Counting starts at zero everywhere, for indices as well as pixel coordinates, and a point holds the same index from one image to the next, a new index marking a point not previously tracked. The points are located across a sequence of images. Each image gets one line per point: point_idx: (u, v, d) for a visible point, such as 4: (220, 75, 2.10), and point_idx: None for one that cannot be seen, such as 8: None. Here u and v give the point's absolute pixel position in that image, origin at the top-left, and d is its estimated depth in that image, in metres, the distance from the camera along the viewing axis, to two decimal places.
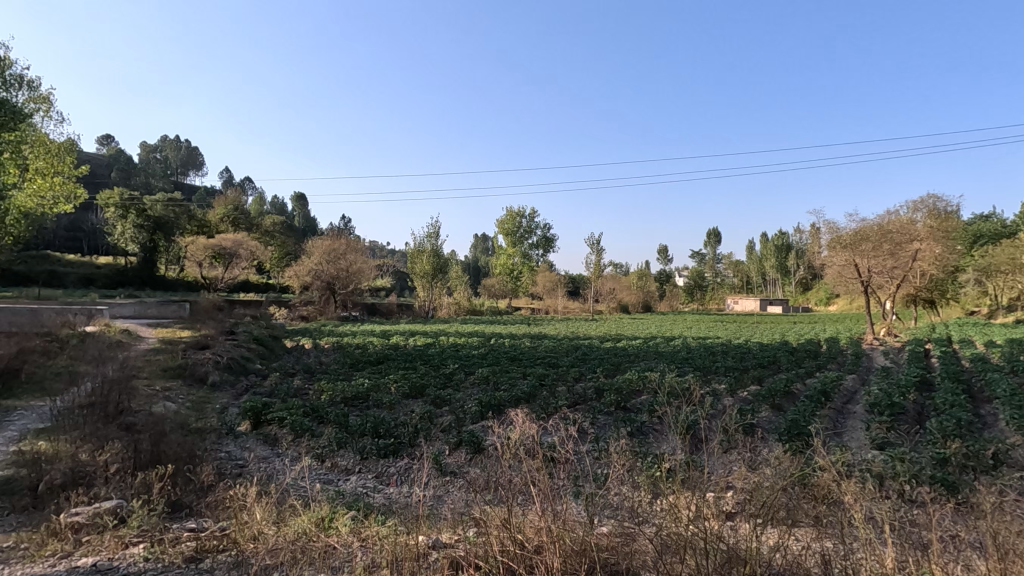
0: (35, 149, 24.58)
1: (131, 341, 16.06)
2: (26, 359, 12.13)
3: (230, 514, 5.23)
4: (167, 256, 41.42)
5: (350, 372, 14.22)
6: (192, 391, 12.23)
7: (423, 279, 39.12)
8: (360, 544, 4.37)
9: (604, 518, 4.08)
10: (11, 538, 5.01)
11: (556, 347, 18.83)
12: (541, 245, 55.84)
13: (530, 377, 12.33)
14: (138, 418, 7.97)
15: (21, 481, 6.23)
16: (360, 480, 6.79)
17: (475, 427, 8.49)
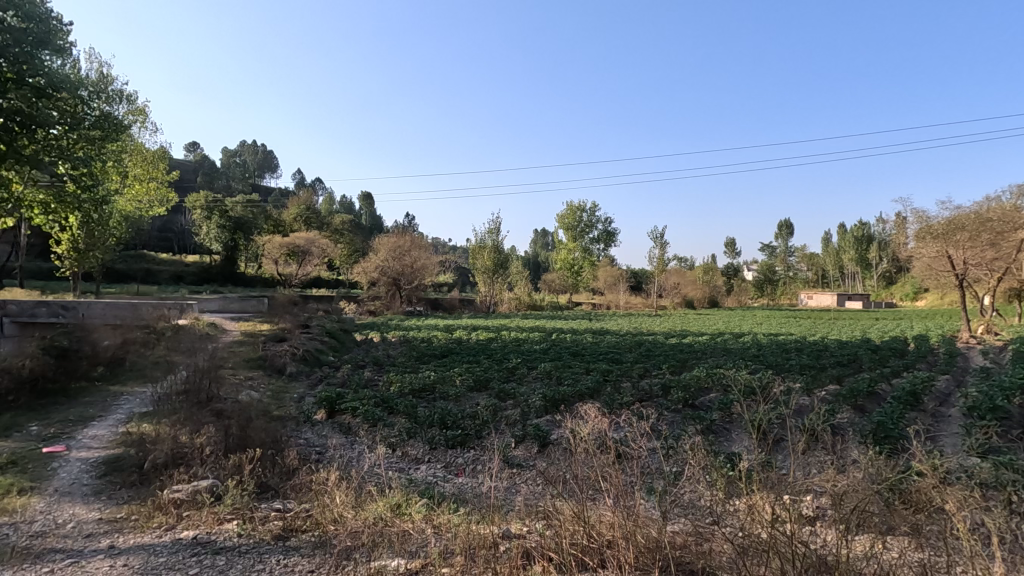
0: (133, 158, 26.91)
1: (218, 334, 17.28)
2: (129, 349, 13.32)
3: (312, 496, 5.54)
4: (246, 254, 44.07)
5: (416, 365, 14.62)
6: (271, 380, 13.02)
7: (484, 274, 39.53)
8: (433, 531, 4.49)
9: (677, 518, 3.98)
10: (123, 509, 5.55)
11: (618, 343, 18.54)
12: (602, 240, 54.76)
13: (593, 373, 12.21)
14: (227, 405, 8.57)
15: (129, 459, 6.88)
16: (430, 469, 6.99)
17: (540, 421, 8.54)
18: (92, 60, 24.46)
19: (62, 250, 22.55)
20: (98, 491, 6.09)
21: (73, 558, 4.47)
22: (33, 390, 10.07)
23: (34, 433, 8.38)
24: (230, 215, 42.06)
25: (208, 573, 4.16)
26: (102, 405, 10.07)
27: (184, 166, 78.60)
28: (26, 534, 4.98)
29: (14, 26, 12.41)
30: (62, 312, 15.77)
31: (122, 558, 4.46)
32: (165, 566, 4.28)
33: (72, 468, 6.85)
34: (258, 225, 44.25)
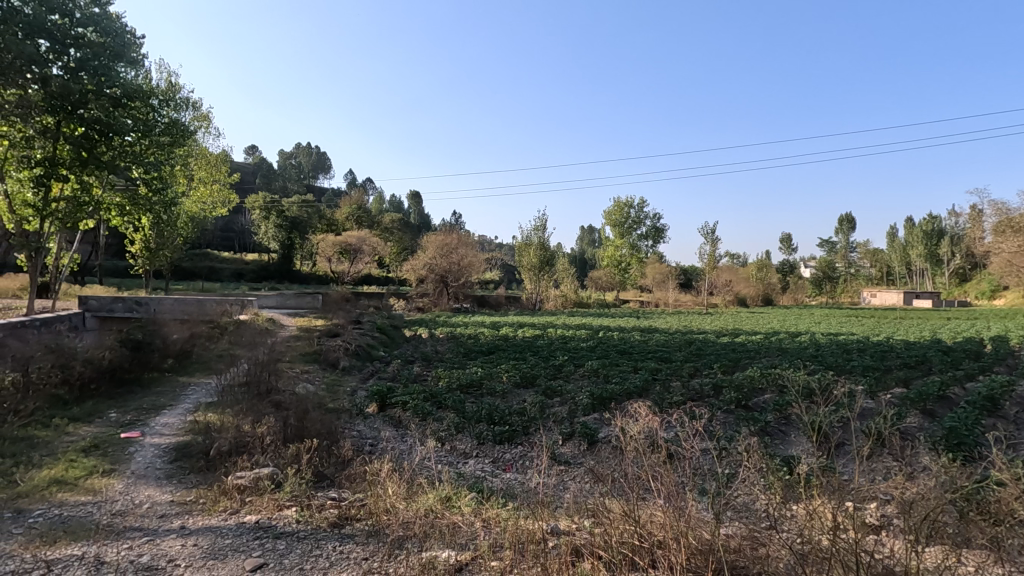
0: (198, 162, 28.48)
1: (276, 329, 18.06)
2: (195, 343, 14.12)
3: (365, 486, 5.72)
4: (302, 253, 45.80)
5: (464, 361, 14.81)
6: (326, 374, 13.49)
7: (530, 272, 39.61)
8: (482, 524, 4.55)
9: (730, 521, 3.88)
10: (192, 493, 5.90)
11: (667, 341, 18.16)
12: (650, 236, 53.61)
13: (641, 372, 12.00)
14: (284, 397, 8.95)
15: (197, 446, 7.30)
16: (478, 463, 7.08)
17: (588, 419, 8.48)
18: (161, 71, 25.91)
19: (135, 249, 24.09)
20: (169, 475, 6.49)
21: (149, 537, 4.80)
22: (111, 380, 10.83)
23: (113, 419, 9.02)
24: (286, 214, 43.76)
25: (270, 556, 4.37)
26: (172, 394, 10.72)
27: (244, 169, 82.33)
28: (108, 512, 5.37)
29: (93, 41, 13.26)
30: (136, 307, 16.86)
31: (192, 538, 4.74)
32: (230, 548, 4.52)
33: (146, 453, 7.33)
34: (312, 224, 45.83)
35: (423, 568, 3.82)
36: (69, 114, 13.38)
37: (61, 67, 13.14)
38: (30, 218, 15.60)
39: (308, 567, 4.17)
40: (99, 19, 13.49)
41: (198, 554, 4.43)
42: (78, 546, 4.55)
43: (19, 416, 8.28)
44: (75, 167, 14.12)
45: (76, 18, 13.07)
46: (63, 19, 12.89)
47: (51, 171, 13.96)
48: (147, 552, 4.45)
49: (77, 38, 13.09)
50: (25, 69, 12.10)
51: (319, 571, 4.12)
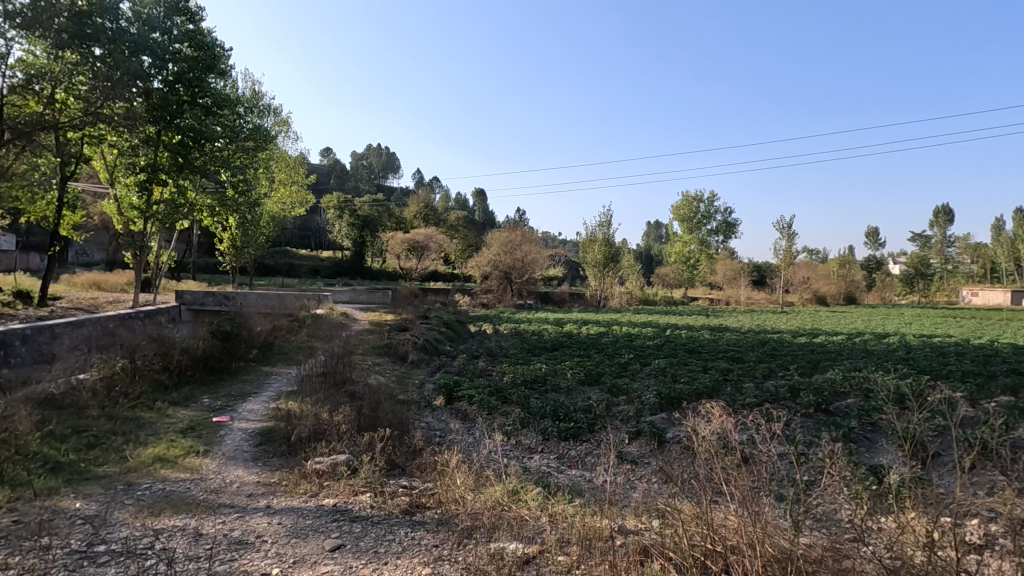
0: (278, 165, 30.29)
1: (349, 322, 18.88)
2: (277, 334, 15.04)
3: (435, 476, 5.90)
4: (372, 250, 47.55)
5: (529, 357, 14.89)
6: (396, 367, 13.98)
7: (595, 268, 39.14)
8: (549, 518, 4.59)
9: (811, 530, 3.70)
10: (276, 475, 6.31)
11: (739, 341, 17.40)
12: (720, 231, 51.52)
13: (712, 372, 11.59)
14: (358, 388, 9.37)
15: (280, 431, 7.78)
16: (544, 459, 7.12)
17: (655, 418, 8.29)
18: (246, 80, 27.72)
19: (224, 247, 25.91)
20: (255, 457, 6.97)
21: (239, 513, 5.18)
22: (205, 367, 11.74)
23: (206, 404, 9.78)
24: (358, 213, 45.65)
25: (347, 537, 4.61)
26: (257, 383, 11.48)
27: (320, 171, 86.53)
28: (204, 489, 5.85)
29: (188, 55, 14.55)
30: (225, 301, 18.13)
31: (277, 517, 5.07)
32: (311, 528, 4.80)
33: (235, 436, 7.90)
34: (382, 223, 47.55)
35: (492, 558, 3.89)
36: (169, 124, 14.55)
37: (162, 81, 14.29)
38: (135, 220, 17.10)
39: (382, 551, 4.35)
40: (194, 35, 14.90)
41: (282, 532, 4.73)
42: (180, 519, 4.98)
43: (128, 399, 9.16)
44: (173, 172, 15.44)
45: (174, 34, 14.39)
46: (163, 36, 14.16)
47: (152, 176, 15.32)
48: (239, 528, 4.81)
49: (175, 53, 14.34)
50: (131, 83, 12.76)
51: (393, 554, 4.30)
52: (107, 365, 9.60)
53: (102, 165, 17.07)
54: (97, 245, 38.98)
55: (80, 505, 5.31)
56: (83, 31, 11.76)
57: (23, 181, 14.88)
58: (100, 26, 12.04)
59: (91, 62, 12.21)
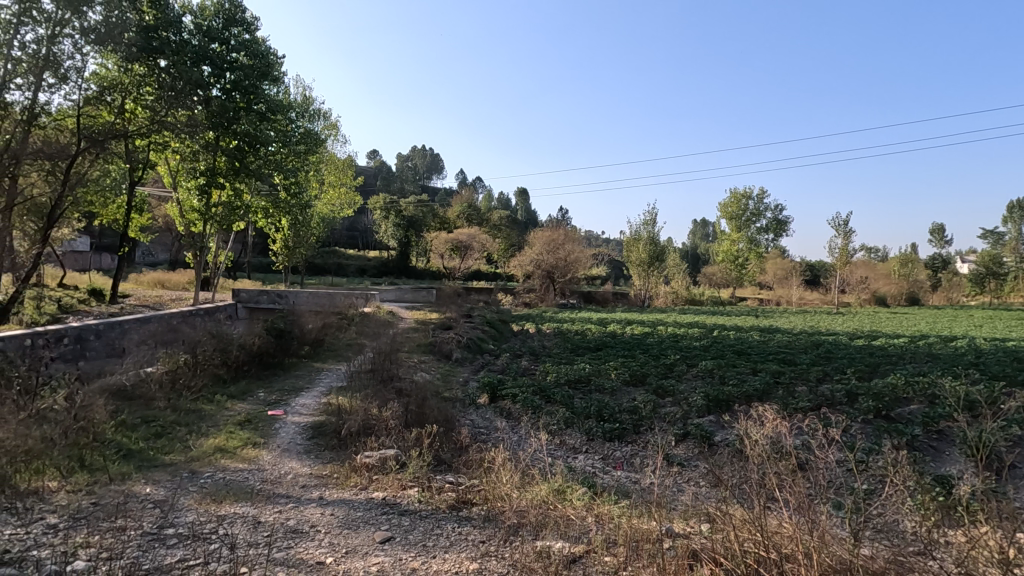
0: (327, 167, 31.24)
1: (395, 320, 19.30)
2: (327, 332, 15.55)
3: (480, 473, 5.98)
4: (417, 250, 48.32)
5: (572, 357, 14.82)
6: (440, 365, 14.20)
7: (639, 268, 38.48)
8: (595, 518, 4.58)
9: (872, 541, 3.54)
10: (328, 467, 6.55)
11: (790, 342, 16.79)
12: (771, 229, 49.70)
13: (762, 374, 11.23)
14: (405, 384, 9.59)
15: (330, 425, 8.05)
16: (588, 459, 7.09)
17: (703, 421, 8.11)
18: (297, 85, 28.79)
19: (277, 248, 26.95)
20: (308, 450, 7.23)
21: (294, 503, 5.40)
22: (260, 363, 12.24)
23: (262, 398, 10.22)
24: (403, 214, 46.52)
25: (396, 530, 4.73)
26: (309, 378, 11.92)
27: (367, 172, 88.63)
28: (260, 479, 6.13)
29: (244, 64, 15.14)
30: (278, 299, 18.84)
31: (330, 508, 5.26)
32: (362, 520, 4.95)
33: (289, 429, 8.23)
34: (427, 223, 48.26)
35: (539, 556, 3.91)
36: (226, 130, 15.10)
37: (220, 88, 15.08)
38: (196, 222, 18.01)
39: (430, 545, 4.44)
40: (249, 45, 15.56)
41: (335, 523, 4.90)
42: (241, 507, 5.24)
43: (191, 391, 9.67)
44: (230, 175, 16.21)
45: (231, 44, 15.07)
46: (221, 47, 14.92)
47: (211, 179, 16.10)
48: (294, 517, 5.01)
49: (233, 62, 15.05)
50: (191, 92, 13.39)
51: (441, 549, 4.39)
52: (172, 359, 10.16)
53: (166, 171, 18.07)
54: (161, 246, 41.23)
55: (150, 490, 5.66)
56: (150, 44, 12.44)
57: (97, 187, 15.91)
58: (164, 39, 12.90)
59: (157, 73, 13.08)
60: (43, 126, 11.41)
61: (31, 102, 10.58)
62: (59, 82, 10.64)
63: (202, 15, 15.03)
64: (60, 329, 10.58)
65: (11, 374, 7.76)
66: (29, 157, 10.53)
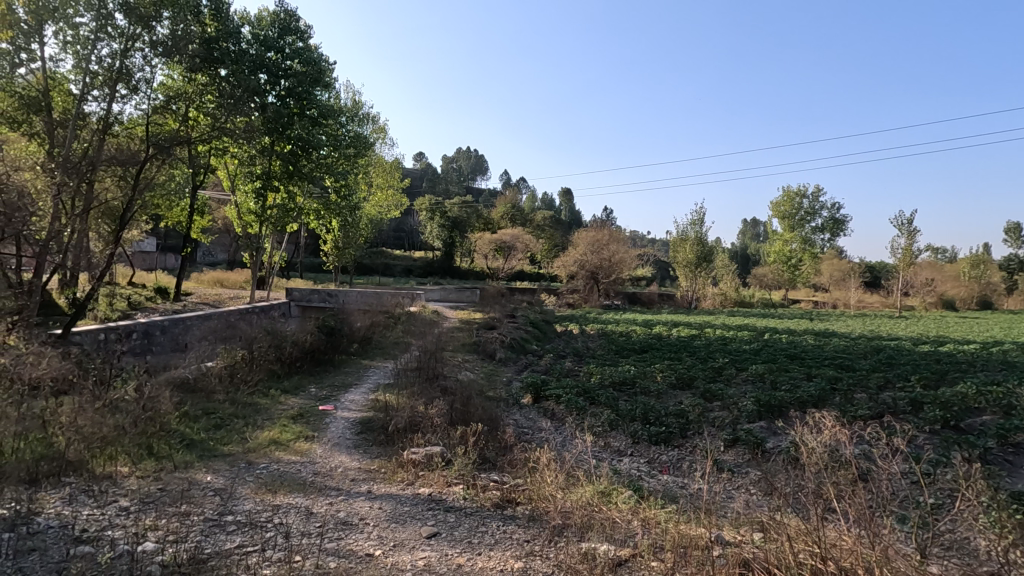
0: (375, 170, 32.00)
1: (440, 319, 19.58)
2: (374, 330, 15.92)
3: (525, 473, 5.99)
4: (461, 250, 48.79)
5: (617, 358, 14.64)
6: (484, 364, 14.31)
7: (686, 269, 37.56)
8: (641, 523, 4.52)
9: (941, 560, 3.35)
10: (376, 462, 6.71)
11: (848, 347, 16.03)
12: (827, 228, 47.59)
13: (817, 380, 10.77)
14: (449, 383, 9.72)
15: (378, 421, 8.24)
16: (633, 462, 6.99)
17: (754, 426, 7.84)
18: (348, 90, 29.63)
19: (328, 248, 27.83)
20: (357, 445, 7.44)
21: (344, 496, 5.56)
22: (312, 359, 12.67)
23: (313, 393, 10.58)
24: (448, 215, 47.11)
25: (442, 526, 4.81)
26: (357, 375, 12.26)
27: (413, 174, 90.25)
28: (312, 472, 6.35)
29: (297, 71, 15.84)
30: (328, 298, 19.43)
31: (378, 502, 5.39)
32: (409, 515, 5.04)
33: (339, 424, 8.49)
34: (471, 223, 48.68)
35: (584, 558, 3.88)
36: (281, 135, 16.05)
37: (276, 95, 15.85)
38: (252, 223, 18.81)
39: (476, 542, 4.49)
40: (303, 52, 16.18)
41: (383, 516, 5.02)
42: (294, 497, 5.43)
43: (248, 385, 10.12)
44: (284, 178, 16.91)
45: (286, 52, 15.79)
46: (277, 55, 15.70)
47: (267, 182, 16.83)
48: (344, 509, 5.15)
49: (287, 70, 15.78)
50: (250, 99, 13.79)
51: (486, 546, 4.42)
52: (230, 355, 10.65)
53: (225, 174, 18.96)
54: (220, 247, 43.27)
55: (211, 478, 5.96)
56: (212, 54, 13.10)
57: (163, 191, 16.87)
58: (224, 49, 13.52)
59: (218, 82, 13.65)
60: (116, 135, 12.15)
61: (106, 112, 11.30)
62: (130, 92, 11.31)
63: (259, 26, 15.79)
64: (130, 325, 11.27)
65: (88, 367, 8.32)
66: (104, 163, 11.24)
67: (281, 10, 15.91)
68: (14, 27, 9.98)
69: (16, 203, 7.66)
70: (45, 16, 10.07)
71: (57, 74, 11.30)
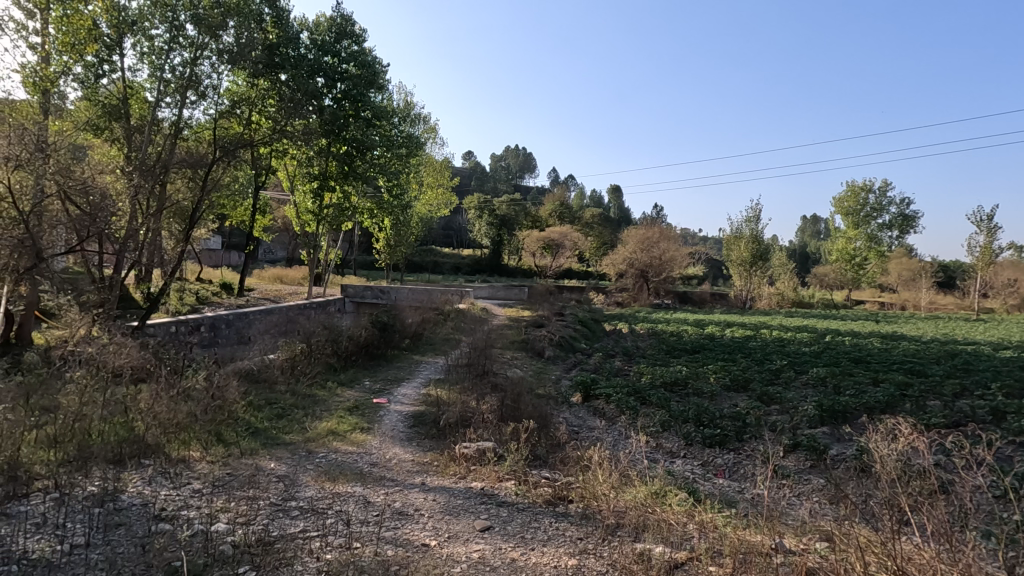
0: (426, 169, 32.59)
1: (489, 317, 19.73)
2: (425, 326, 16.24)
3: (576, 471, 5.98)
4: (509, 248, 48.89)
5: (668, 359, 14.36)
6: (533, 362, 14.33)
7: (741, 267, 36.28)
8: (697, 526, 4.43)
9: None
10: (429, 455, 6.87)
11: (920, 351, 15.09)
12: (895, 225, 44.87)
13: (885, 385, 10.17)
14: (499, 380, 9.80)
15: (430, 415, 8.40)
16: (688, 464, 6.84)
17: (816, 432, 7.52)
18: (400, 91, 30.25)
19: (380, 246, 28.52)
20: (410, 438, 7.61)
21: (400, 487, 5.71)
22: (366, 354, 13.04)
23: (367, 386, 10.91)
24: (497, 213, 47.43)
25: (495, 520, 4.86)
26: (409, 370, 12.55)
27: (462, 174, 91.23)
28: (369, 463, 6.54)
29: (352, 74, 16.37)
30: (381, 294, 19.93)
31: (432, 494, 5.49)
32: (462, 508, 5.13)
33: (393, 417, 8.72)
34: (519, 222, 48.76)
35: (639, 559, 3.84)
36: (337, 137, 16.78)
37: (332, 98, 16.38)
38: (309, 222, 19.50)
39: (528, 537, 4.51)
40: (358, 56, 16.66)
41: (437, 508, 5.12)
42: (353, 486, 5.63)
43: (307, 378, 10.54)
44: (340, 178, 17.48)
45: (342, 56, 16.30)
46: (333, 59, 16.22)
47: (323, 182, 17.43)
48: (400, 500, 5.29)
49: (343, 73, 16.31)
50: (307, 102, 14.36)
51: (539, 542, 4.44)
52: (291, 348, 11.11)
53: (284, 175, 19.74)
54: (280, 245, 45.20)
55: (275, 466, 6.25)
56: (273, 59, 13.62)
57: (228, 191, 17.76)
58: (285, 55, 14.16)
59: (278, 86, 14.16)
60: (186, 139, 12.84)
61: (177, 117, 11.98)
62: (199, 98, 11.93)
63: (317, 31, 16.39)
64: (199, 318, 11.92)
65: (163, 356, 8.87)
66: (175, 166, 11.93)
67: (337, 15, 16.47)
68: (98, 40, 10.76)
69: (100, 204, 8.24)
70: (124, 29, 10.87)
71: (134, 83, 12.11)
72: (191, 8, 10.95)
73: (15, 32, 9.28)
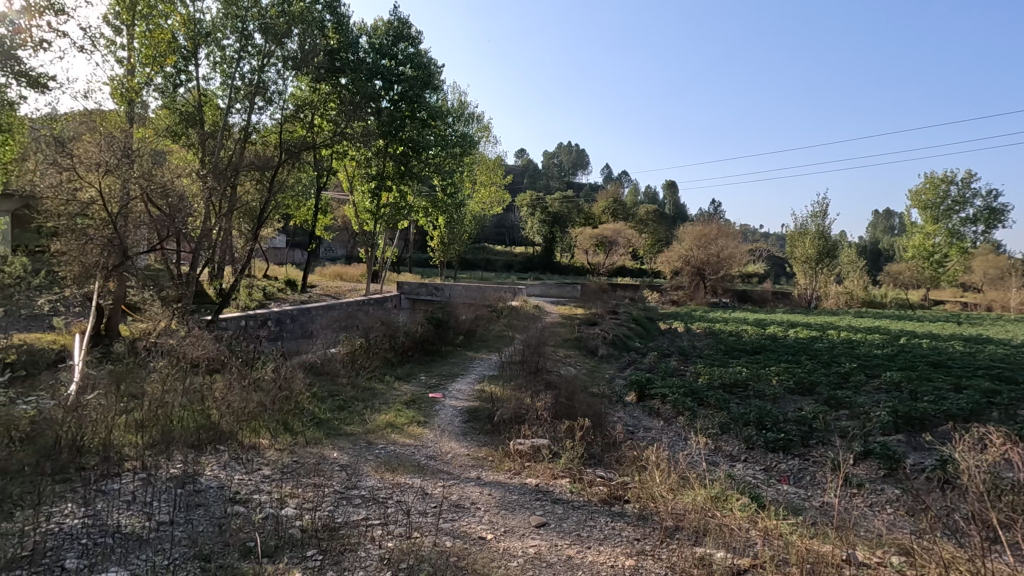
0: (480, 168, 32.92)
1: (542, 314, 19.73)
2: (478, 323, 16.44)
3: (633, 471, 5.90)
4: (562, 245, 48.61)
5: (727, 359, 13.91)
6: (586, 360, 14.23)
7: (805, 265, 34.60)
8: (761, 532, 4.29)
9: None
10: (484, 450, 6.96)
11: (1009, 356, 13.89)
12: (981, 219, 41.63)
13: (968, 392, 9.45)
14: (553, 377, 9.80)
15: (484, 411, 8.50)
16: (749, 468, 6.62)
17: (890, 439, 7.08)
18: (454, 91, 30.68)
19: (434, 244, 29.07)
20: (465, 433, 7.73)
21: (456, 480, 5.82)
22: (422, 349, 13.33)
23: (423, 381, 11.15)
24: (549, 211, 47.31)
25: (551, 517, 4.87)
26: (464, 366, 12.74)
27: (514, 171, 91.56)
28: (426, 455, 6.69)
29: (409, 76, 16.75)
30: (435, 291, 20.31)
31: (488, 489, 5.57)
32: (518, 503, 5.18)
33: (448, 411, 8.89)
34: (572, 219, 48.45)
35: (700, 563, 3.76)
36: (395, 137, 17.23)
37: (390, 100, 16.83)
38: (367, 221, 20.11)
39: (585, 535, 4.50)
40: (414, 57, 17.06)
41: (493, 502, 5.19)
42: (411, 478, 5.78)
43: (366, 371, 10.90)
44: (396, 178, 17.92)
45: (399, 59, 16.72)
46: (390, 62, 16.65)
47: (381, 182, 17.93)
48: (457, 493, 5.39)
49: (400, 75, 16.72)
50: (366, 104, 14.81)
51: (596, 540, 4.42)
52: (351, 342, 11.53)
53: (344, 177, 20.45)
54: (339, 244, 46.84)
55: (338, 455, 6.51)
56: (334, 64, 14.14)
57: (292, 192, 18.59)
58: (345, 59, 14.67)
59: (339, 89, 14.67)
60: (254, 143, 13.53)
61: (246, 123, 12.65)
62: (265, 104, 12.53)
63: (375, 35, 16.88)
64: (267, 313, 12.55)
65: (235, 348, 9.41)
66: (245, 169, 12.61)
67: (394, 18, 16.91)
68: (177, 52, 11.51)
69: (177, 205, 8.81)
70: (199, 41, 11.58)
71: (208, 92, 12.85)
72: (259, 17, 11.51)
73: (106, 48, 10.05)
